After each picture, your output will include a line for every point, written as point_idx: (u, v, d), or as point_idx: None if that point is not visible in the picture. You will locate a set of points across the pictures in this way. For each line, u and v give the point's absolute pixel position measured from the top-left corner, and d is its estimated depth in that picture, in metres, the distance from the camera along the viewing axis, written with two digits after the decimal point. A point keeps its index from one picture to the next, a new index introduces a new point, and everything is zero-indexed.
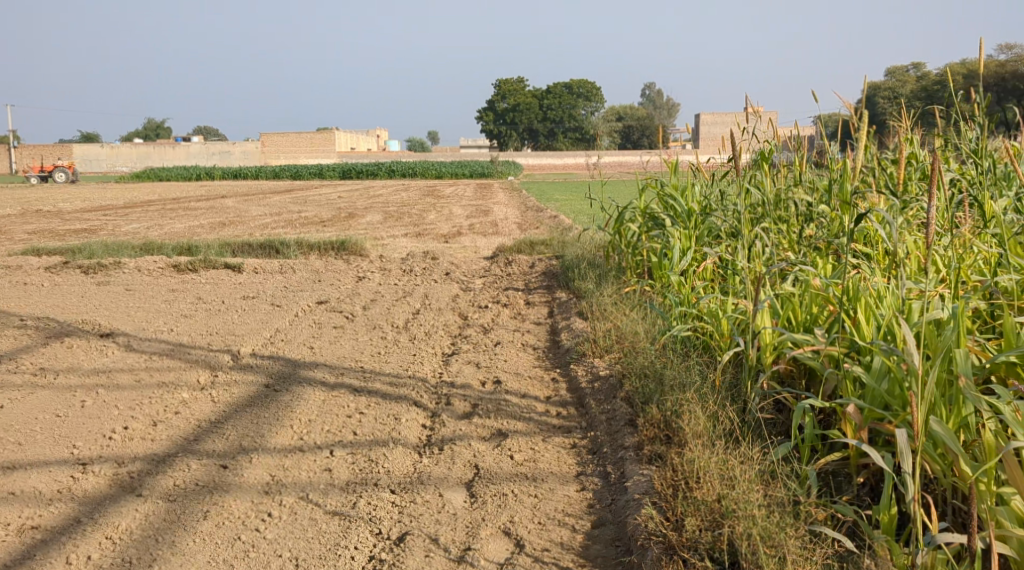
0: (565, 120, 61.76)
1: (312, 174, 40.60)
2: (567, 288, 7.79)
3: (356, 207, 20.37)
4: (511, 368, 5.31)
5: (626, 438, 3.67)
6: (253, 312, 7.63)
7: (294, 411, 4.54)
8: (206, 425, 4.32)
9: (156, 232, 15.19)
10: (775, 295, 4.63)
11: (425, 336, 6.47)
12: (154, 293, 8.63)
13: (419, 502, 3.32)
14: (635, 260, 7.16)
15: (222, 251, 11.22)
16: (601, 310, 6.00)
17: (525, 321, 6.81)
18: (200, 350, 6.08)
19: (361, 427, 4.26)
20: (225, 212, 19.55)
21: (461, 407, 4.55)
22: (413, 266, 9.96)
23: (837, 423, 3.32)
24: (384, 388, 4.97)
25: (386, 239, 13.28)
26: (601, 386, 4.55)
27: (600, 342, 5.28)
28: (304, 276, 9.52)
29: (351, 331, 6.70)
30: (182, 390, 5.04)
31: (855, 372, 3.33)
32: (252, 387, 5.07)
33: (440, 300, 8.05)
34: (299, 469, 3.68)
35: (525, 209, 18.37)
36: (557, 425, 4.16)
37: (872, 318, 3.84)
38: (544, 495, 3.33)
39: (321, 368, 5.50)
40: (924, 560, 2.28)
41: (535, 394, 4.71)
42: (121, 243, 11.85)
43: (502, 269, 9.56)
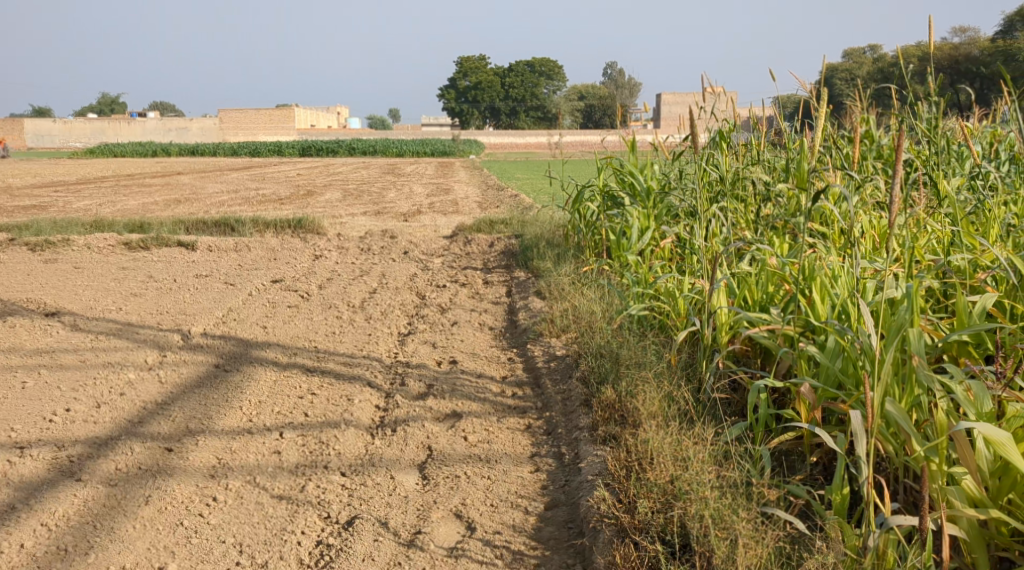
0: (527, 99, 61.53)
1: (271, 151, 39.99)
2: (526, 268, 7.74)
3: (315, 185, 20.10)
4: (468, 347, 5.25)
5: (581, 419, 3.63)
6: (205, 291, 7.47)
7: (244, 392, 4.44)
8: (152, 407, 4.20)
9: (108, 209, 14.83)
10: (732, 274, 4.62)
11: (381, 316, 6.38)
12: (103, 271, 8.41)
13: (370, 485, 3.26)
14: (594, 239, 7.13)
15: (176, 229, 10.98)
16: (559, 290, 5.95)
17: (483, 301, 6.75)
18: (148, 329, 5.93)
19: (312, 408, 4.18)
20: (180, 190, 19.17)
21: (416, 388, 4.49)
22: (371, 244, 9.84)
23: (792, 402, 3.31)
24: (338, 369, 4.89)
25: (344, 217, 13.11)
26: (557, 367, 4.51)
27: (557, 322, 5.24)
28: (259, 254, 9.35)
29: (306, 311, 6.58)
30: (128, 371, 4.91)
31: (810, 351, 3.32)
32: (201, 368, 4.95)
33: (398, 279, 7.95)
34: (247, 452, 3.59)
35: (485, 188, 18.31)
36: (512, 406, 4.11)
37: (827, 297, 3.84)
38: (497, 477, 3.28)
39: (274, 347, 5.39)
40: (875, 541, 2.27)
41: (491, 374, 4.66)
42: (71, 220, 11.53)
43: (461, 248, 9.48)
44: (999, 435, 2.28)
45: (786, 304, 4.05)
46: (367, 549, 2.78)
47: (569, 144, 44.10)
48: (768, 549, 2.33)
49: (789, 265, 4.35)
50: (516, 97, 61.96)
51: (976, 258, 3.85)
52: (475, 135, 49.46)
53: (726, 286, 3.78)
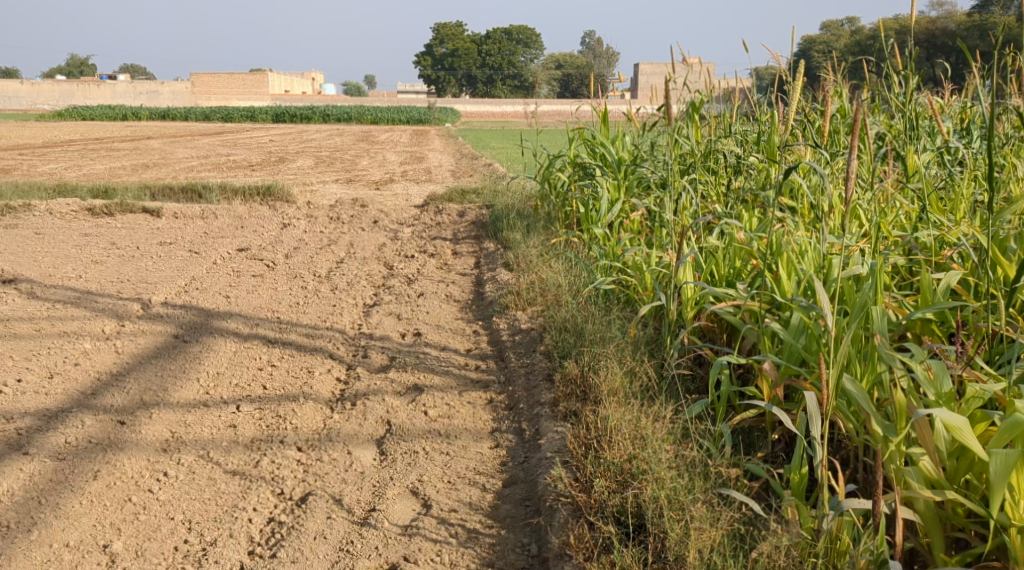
0: (504, 67, 61.01)
1: (244, 116, 39.37)
2: (496, 239, 7.66)
3: (286, 152, 19.82)
4: (433, 319, 5.19)
5: (543, 394, 3.59)
6: (169, 259, 7.32)
7: (202, 363, 4.35)
8: (106, 378, 4.10)
9: (73, 173, 14.51)
10: (700, 249, 4.57)
11: (347, 286, 6.28)
12: (64, 237, 8.23)
13: (326, 460, 3.20)
14: (565, 210, 7.07)
15: (141, 194, 10.76)
16: (527, 262, 5.89)
17: (452, 272, 6.67)
18: (108, 298, 5.81)
19: (272, 380, 4.10)
20: (149, 155, 18.82)
21: (379, 360, 4.42)
22: (340, 213, 9.71)
23: (754, 379, 3.28)
24: (300, 340, 4.80)
25: (315, 184, 12.93)
26: (522, 340, 4.46)
27: (524, 294, 5.18)
28: (226, 222, 9.20)
29: (270, 280, 6.47)
30: (84, 340, 4.79)
31: (774, 328, 3.29)
32: (160, 338, 4.85)
33: (366, 249, 7.85)
34: (202, 426, 3.51)
35: (460, 156, 18.15)
36: (475, 380, 4.07)
37: (793, 273, 3.81)
38: (456, 453, 3.23)
39: (236, 318, 5.29)
40: (829, 522, 2.24)
41: (455, 347, 4.60)
42: (33, 184, 11.26)
43: (431, 218, 9.37)
44: (957, 419, 2.26)
45: (753, 279, 4.02)
46: (319, 526, 2.73)
47: (545, 113, 43.84)
48: (722, 530, 2.30)
49: (756, 240, 4.32)
50: (493, 65, 61.40)
51: (942, 235, 3.83)
52: (451, 103, 49.01)
53: (692, 261, 3.74)
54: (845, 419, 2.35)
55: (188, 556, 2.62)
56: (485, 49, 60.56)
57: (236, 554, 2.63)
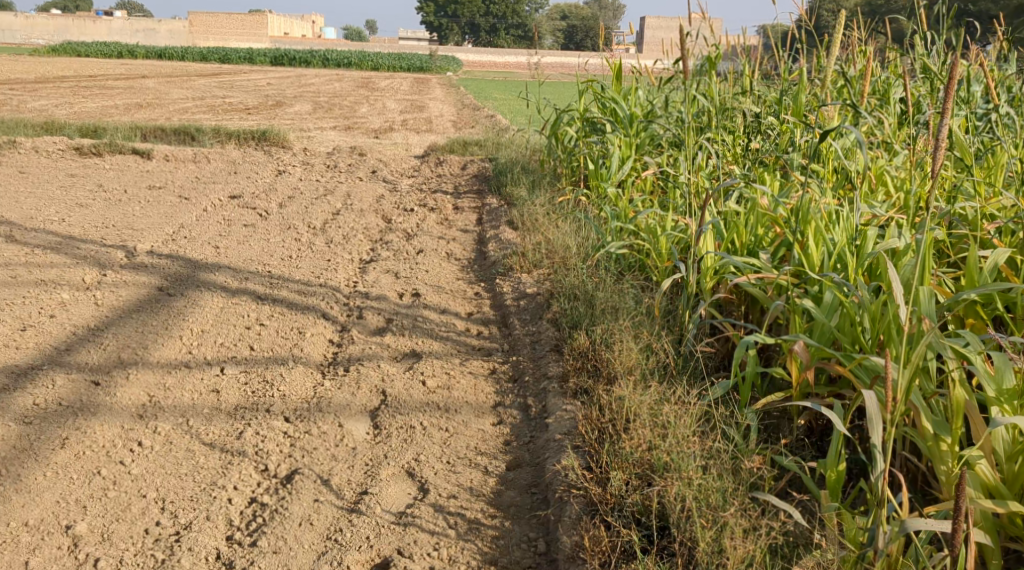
0: (508, 16, 59.91)
1: (243, 58, 38.56)
2: (498, 195, 7.36)
3: (284, 95, 19.35)
4: (432, 279, 4.92)
5: (550, 367, 3.34)
6: (158, 204, 7.02)
7: (186, 320, 4.08)
8: (83, 333, 3.84)
9: (64, 110, 14.08)
10: (719, 214, 4.30)
11: (343, 240, 6.00)
12: (50, 178, 7.90)
13: (315, 433, 2.95)
14: (572, 166, 6.77)
15: (132, 134, 10.39)
16: (533, 221, 5.61)
17: (453, 228, 6.40)
18: (91, 244, 5.52)
19: (260, 340, 3.85)
20: (144, 94, 18.33)
21: (374, 322, 4.17)
22: (338, 161, 9.38)
23: (779, 359, 3.03)
24: (291, 297, 4.54)
25: (312, 130, 12.56)
26: (527, 305, 4.20)
27: (529, 256, 4.91)
28: (219, 167, 8.87)
29: (262, 231, 6.18)
30: (63, 290, 4.52)
31: (803, 305, 3.03)
32: (143, 290, 4.58)
33: (364, 200, 7.55)
34: (182, 391, 3.26)
35: (461, 107, 17.76)
36: (476, 347, 3.82)
37: (823, 244, 3.53)
38: (455, 430, 2.99)
39: (224, 270, 5.01)
40: (885, 540, 1.99)
41: (455, 310, 4.35)
42: (20, 120, 10.88)
43: (432, 170, 9.06)
44: None
45: (777, 248, 3.76)
46: (305, 511, 2.50)
47: (549, 65, 43.12)
48: (759, 541, 2.07)
49: (780, 207, 4.05)
50: (497, 14, 60.30)
51: (984, 207, 3.56)
52: (453, 52, 48.16)
53: (715, 227, 3.47)
54: (906, 422, 2.10)
55: (160, 541, 2.38)
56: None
57: (212, 539, 2.40)
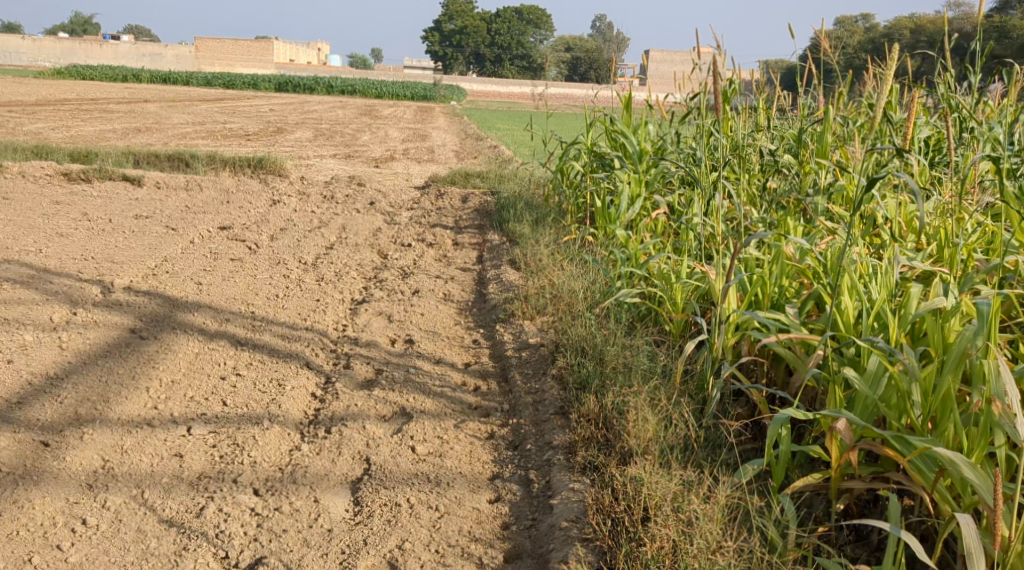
0: (513, 47, 60.07)
1: (247, 85, 38.45)
2: (500, 231, 7.03)
3: (287, 122, 19.10)
4: (427, 323, 4.57)
5: (555, 434, 2.98)
6: (142, 235, 6.67)
7: (156, 367, 3.73)
8: (40, 382, 3.49)
9: (60, 135, 13.79)
10: (739, 260, 3.97)
11: (334, 278, 5.65)
12: (33, 204, 7.57)
13: (287, 511, 2.61)
14: (577, 203, 6.44)
15: (124, 160, 10.07)
16: (537, 262, 5.28)
17: (451, 266, 6.05)
18: (65, 278, 5.17)
19: (235, 394, 3.49)
20: (143, 119, 18.11)
21: (362, 373, 3.80)
22: (335, 191, 9.06)
23: (814, 433, 2.71)
24: (274, 342, 4.19)
25: (311, 159, 12.23)
26: (530, 357, 3.85)
27: (532, 301, 4.56)
28: (211, 197, 8.53)
29: (250, 266, 5.84)
30: (27, 330, 4.16)
31: (842, 372, 2.69)
32: (113, 331, 4.22)
33: (359, 233, 7.21)
34: (140, 455, 2.90)
35: (465, 136, 17.50)
36: (473, 406, 3.46)
37: (858, 302, 3.21)
38: (447, 509, 2.63)
39: (204, 310, 4.67)
40: None
41: (452, 360, 4.00)
42: (11, 144, 10.56)
43: (431, 202, 8.73)
44: None
45: (805, 302, 3.44)
46: None
47: (553, 96, 43.09)
48: None
49: (806, 256, 3.74)
50: (502, 45, 60.46)
51: None
52: (457, 82, 48.15)
53: (738, 283, 3.18)
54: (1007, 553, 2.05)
55: None
56: (494, 29, 59.82)
57: None
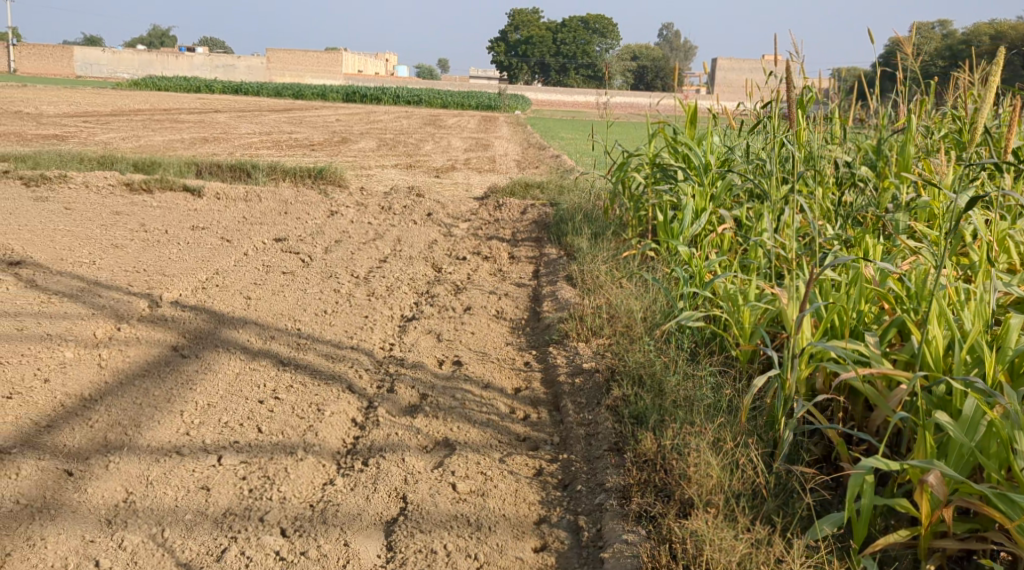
0: (579, 56, 59.85)
1: (316, 95, 38.92)
2: (558, 244, 6.79)
3: (350, 132, 19.16)
4: (477, 344, 4.35)
5: (607, 475, 2.74)
6: (196, 247, 6.60)
7: (193, 389, 3.58)
8: (73, 404, 3.36)
9: (129, 145, 13.99)
10: (812, 282, 3.69)
11: (385, 293, 5.48)
12: (94, 215, 7.59)
13: (314, 556, 2.45)
14: (638, 215, 6.17)
15: (187, 170, 10.11)
16: (594, 279, 5.02)
17: (505, 281, 5.83)
18: (114, 291, 5.09)
19: (272, 419, 3.32)
20: (211, 129, 18.34)
21: (406, 398, 3.59)
22: (393, 202, 8.92)
23: (901, 485, 2.42)
24: (316, 362, 4.00)
25: (373, 169, 12.15)
26: (583, 384, 3.58)
27: (587, 322, 4.30)
28: (269, 208, 8.47)
29: (301, 280, 5.71)
30: (69, 347, 4.06)
31: (934, 417, 2.40)
32: (155, 349, 4.10)
33: (414, 246, 7.04)
34: (165, 487, 2.76)
35: (527, 146, 17.31)
36: (521, 437, 3.22)
37: (949, 332, 2.92)
38: (487, 560, 2.43)
39: (249, 327, 4.53)
40: None
41: (501, 385, 3.76)
42: (78, 154, 10.67)
43: (489, 214, 8.53)
44: None
45: (887, 330, 3.16)
46: None
47: (618, 105, 42.66)
48: None
49: (887, 279, 3.46)
50: (567, 54, 60.27)
51: None
52: (522, 91, 48.08)
53: (814, 312, 2.91)
54: None
55: None
56: (559, 38, 59.72)
57: None
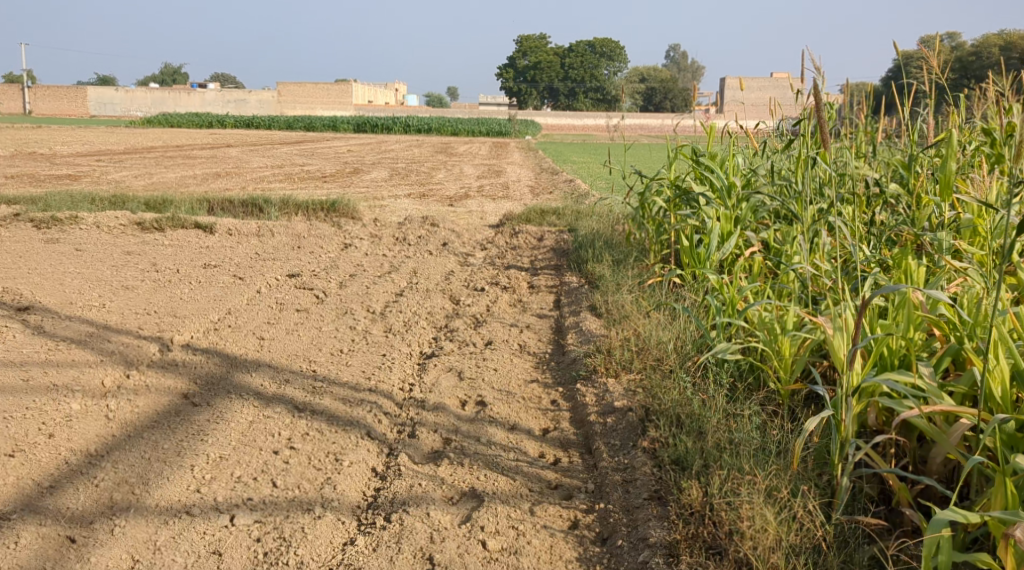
0: (587, 80, 60.09)
1: (327, 127, 39.07)
2: (578, 272, 6.60)
3: (363, 163, 19.08)
4: (500, 381, 4.15)
5: (650, 529, 2.57)
6: (208, 286, 6.44)
7: (204, 441, 3.39)
8: (79, 461, 3.19)
9: (141, 182, 13.94)
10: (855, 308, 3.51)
11: (403, 329, 5.29)
12: (104, 256, 7.46)
13: None
14: (660, 240, 5.99)
15: (199, 207, 10.00)
16: (620, 309, 4.83)
17: (526, 313, 5.65)
18: (124, 336, 4.93)
19: (288, 472, 3.13)
20: (223, 164, 18.31)
21: (429, 444, 3.39)
22: (407, 232, 8.76)
23: (983, 539, 2.23)
24: (334, 407, 3.80)
25: (385, 199, 12.01)
26: (616, 424, 3.37)
27: (616, 355, 4.09)
28: (282, 243, 8.32)
29: (315, 317, 5.53)
30: (75, 398, 3.90)
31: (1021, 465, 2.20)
32: (164, 398, 3.92)
33: (431, 278, 6.86)
34: (175, 552, 2.64)
35: (539, 171, 17.19)
36: (553, 484, 3.02)
37: (1013, 360, 2.72)
38: None
39: (263, 370, 4.34)
40: None
41: (528, 426, 3.56)
42: (89, 194, 10.57)
43: (505, 242, 8.36)
44: None
45: (943, 359, 2.98)
46: None
47: (627, 126, 42.62)
48: None
49: (937, 303, 3.27)
50: (576, 78, 60.41)
51: None
52: (532, 116, 48.14)
53: (866, 347, 2.73)
54: None
55: None
56: (567, 62, 59.92)
57: None
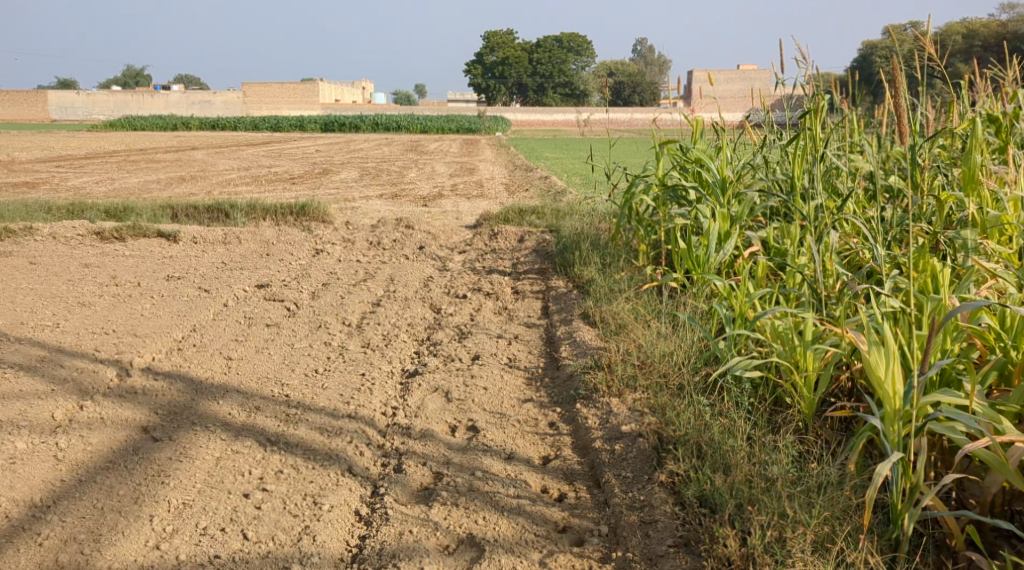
0: (557, 74, 59.73)
1: (294, 127, 38.45)
2: (566, 276, 6.25)
3: (333, 163, 18.58)
4: (491, 402, 3.80)
5: None
6: (171, 301, 6.02)
7: (166, 484, 3.02)
8: (22, 515, 2.85)
9: (102, 189, 13.40)
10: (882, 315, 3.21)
11: (382, 343, 4.92)
12: (60, 269, 7.00)
13: None
14: (652, 241, 5.68)
15: (161, 215, 9.53)
16: (616, 317, 4.50)
17: (513, 322, 5.31)
18: (78, 360, 4.51)
19: (261, 521, 2.79)
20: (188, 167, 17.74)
21: (419, 479, 3.04)
22: (382, 235, 8.35)
23: None
24: (310, 439, 3.43)
25: (357, 201, 11.57)
26: (625, 452, 3.06)
27: (618, 370, 3.76)
28: (250, 251, 7.90)
29: (287, 333, 5.15)
30: (20, 435, 3.50)
31: None
32: (121, 432, 3.53)
33: (409, 286, 6.48)
34: None
35: (512, 168, 16.79)
36: (562, 528, 2.70)
37: None
38: None
39: (231, 396, 3.96)
40: None
41: (527, 455, 3.22)
42: (45, 202, 10.04)
43: (485, 244, 7.98)
44: None
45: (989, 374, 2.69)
46: None
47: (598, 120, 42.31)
48: None
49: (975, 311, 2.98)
50: (545, 73, 60.03)
51: None
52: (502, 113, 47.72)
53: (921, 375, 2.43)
54: None
55: None
56: (535, 58, 59.53)
57: None
